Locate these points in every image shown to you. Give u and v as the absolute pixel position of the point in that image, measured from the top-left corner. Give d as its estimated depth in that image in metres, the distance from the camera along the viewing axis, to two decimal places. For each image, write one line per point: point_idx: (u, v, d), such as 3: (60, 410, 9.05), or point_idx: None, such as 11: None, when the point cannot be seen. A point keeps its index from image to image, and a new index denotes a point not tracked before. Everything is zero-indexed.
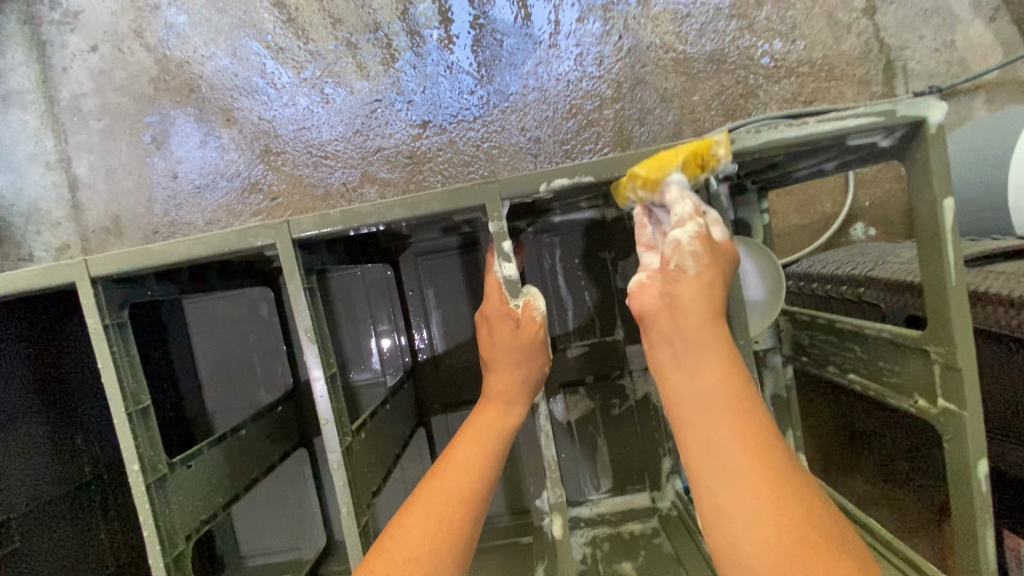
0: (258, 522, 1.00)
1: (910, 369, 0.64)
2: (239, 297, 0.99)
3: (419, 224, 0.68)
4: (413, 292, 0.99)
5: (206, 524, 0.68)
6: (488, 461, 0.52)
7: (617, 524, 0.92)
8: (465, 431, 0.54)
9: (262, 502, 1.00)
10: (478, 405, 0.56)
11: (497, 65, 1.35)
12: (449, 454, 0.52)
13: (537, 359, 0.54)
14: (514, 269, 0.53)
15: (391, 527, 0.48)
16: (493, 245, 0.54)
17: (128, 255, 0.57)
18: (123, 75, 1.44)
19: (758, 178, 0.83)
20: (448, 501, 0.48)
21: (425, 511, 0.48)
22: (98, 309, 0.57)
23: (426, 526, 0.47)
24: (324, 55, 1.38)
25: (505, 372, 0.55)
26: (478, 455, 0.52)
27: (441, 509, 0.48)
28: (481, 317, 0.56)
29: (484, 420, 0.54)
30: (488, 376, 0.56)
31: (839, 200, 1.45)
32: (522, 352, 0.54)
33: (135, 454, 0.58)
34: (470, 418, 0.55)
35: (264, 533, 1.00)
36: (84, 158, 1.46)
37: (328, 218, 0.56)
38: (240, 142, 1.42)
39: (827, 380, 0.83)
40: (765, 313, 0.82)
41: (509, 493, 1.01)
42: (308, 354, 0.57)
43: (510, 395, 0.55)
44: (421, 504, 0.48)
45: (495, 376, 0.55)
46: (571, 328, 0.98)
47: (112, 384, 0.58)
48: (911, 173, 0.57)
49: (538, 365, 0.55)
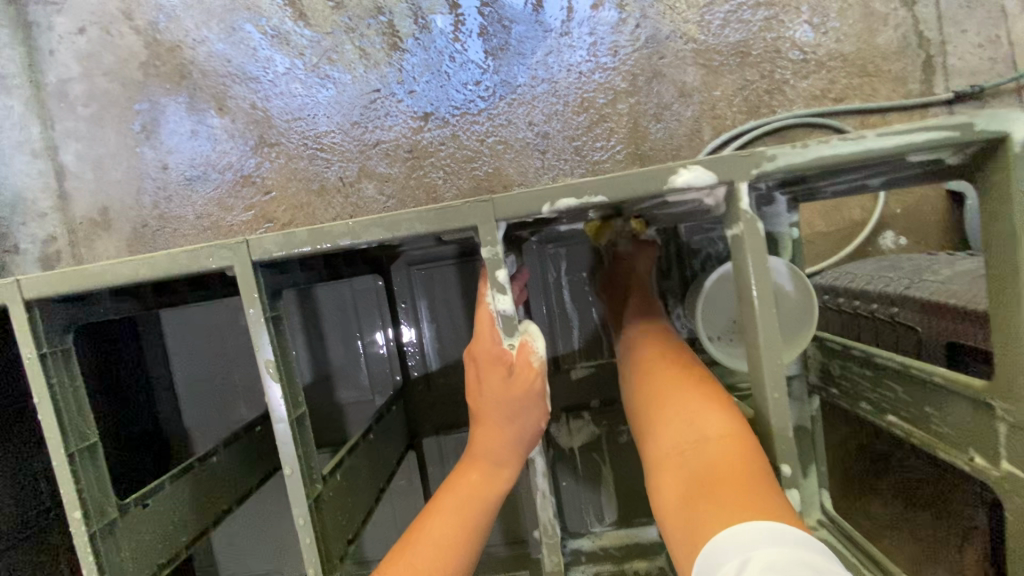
0: (239, 544, 0.94)
1: (967, 422, 0.55)
2: (219, 306, 0.91)
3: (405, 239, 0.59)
4: (405, 305, 0.91)
5: (166, 568, 0.61)
6: (468, 533, 0.44)
7: (621, 561, 0.82)
8: (443, 494, 0.46)
9: (243, 523, 0.94)
10: (461, 463, 0.48)
11: (504, 54, 1.26)
12: (422, 521, 0.45)
13: (532, 412, 0.46)
14: (509, 305, 0.45)
15: None
16: (486, 275, 0.46)
17: (67, 275, 0.50)
18: (111, 59, 1.36)
19: (791, 189, 0.74)
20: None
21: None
22: (33, 336, 0.50)
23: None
24: (321, 40, 1.30)
25: (494, 426, 0.47)
26: (458, 523, 0.44)
27: None
28: (469, 358, 0.48)
29: (469, 483, 0.46)
30: (474, 430, 0.48)
31: (869, 206, 1.35)
32: (515, 405, 0.46)
33: (77, 501, 0.51)
34: (449, 478, 0.48)
35: (244, 556, 0.94)
36: (71, 146, 1.39)
37: (295, 238, 0.48)
38: (232, 133, 1.35)
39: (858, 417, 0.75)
40: (793, 342, 0.73)
41: (506, 521, 0.94)
42: (272, 393, 0.49)
43: (498, 455, 0.47)
44: None
45: (481, 430, 0.48)
46: (576, 348, 0.90)
47: (49, 422, 0.51)
48: (985, 197, 0.48)
49: (534, 419, 0.47)
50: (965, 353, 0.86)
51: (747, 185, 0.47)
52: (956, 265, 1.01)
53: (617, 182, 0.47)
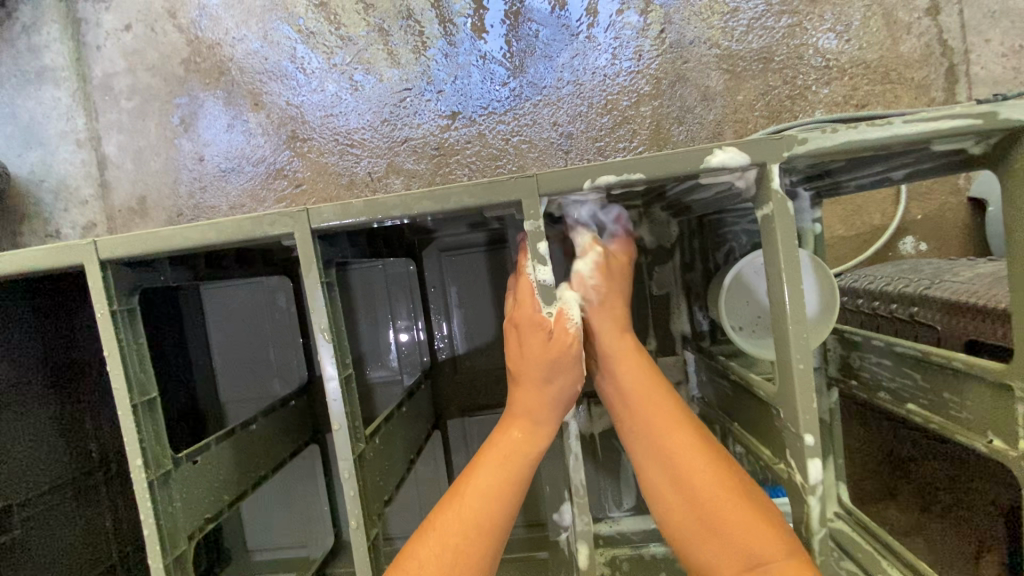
0: (269, 517, 0.97)
1: (987, 405, 0.57)
2: (257, 286, 0.96)
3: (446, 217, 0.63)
4: (435, 289, 0.94)
5: (211, 523, 0.64)
6: (511, 487, 0.47)
7: (640, 545, 0.85)
8: (485, 452, 0.49)
9: (273, 496, 0.97)
10: (502, 423, 0.51)
11: (531, 56, 1.30)
12: (467, 477, 0.48)
13: (567, 374, 0.49)
14: (549, 274, 0.48)
15: (403, 557, 0.44)
16: (528, 246, 0.49)
17: (139, 239, 0.54)
18: (155, 56, 1.43)
19: (814, 184, 0.77)
20: (462, 531, 0.45)
21: (439, 539, 0.44)
22: (106, 294, 0.54)
23: (440, 556, 0.44)
24: (355, 40, 1.35)
25: (534, 387, 0.50)
26: (502, 481, 0.47)
27: (458, 538, 0.44)
28: (510, 324, 0.51)
29: (511, 441, 0.49)
30: (513, 392, 0.51)
31: (889, 211, 1.36)
32: (553, 367, 0.49)
33: (139, 449, 0.55)
34: (492, 436, 0.51)
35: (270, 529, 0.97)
36: (114, 138, 1.46)
37: (351, 209, 0.52)
38: (267, 127, 1.40)
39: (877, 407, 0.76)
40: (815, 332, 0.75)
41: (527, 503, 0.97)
42: (323, 353, 0.53)
43: (537, 414, 0.50)
44: (436, 532, 0.45)
45: (522, 392, 0.50)
46: None
47: (117, 374, 0.54)
48: (1007, 184, 0.51)
49: (570, 381, 0.50)
50: (988, 351, 0.87)
51: (776, 168, 0.50)
52: (976, 268, 1.02)
53: (651, 164, 0.50)
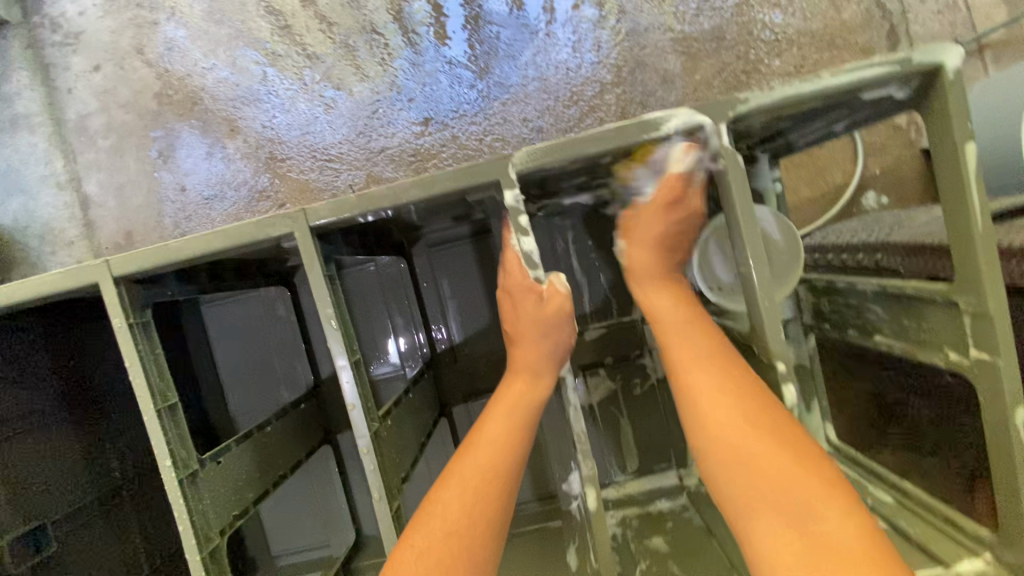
0: (289, 523, 1.01)
1: (939, 323, 0.63)
2: (255, 298, 0.99)
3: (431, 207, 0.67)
4: (428, 284, 0.99)
5: (239, 519, 0.68)
6: (520, 430, 0.53)
7: (646, 504, 0.92)
8: (494, 406, 0.54)
9: (291, 501, 1.01)
10: (506, 379, 0.56)
11: (495, 57, 1.35)
12: (480, 428, 0.53)
13: (563, 330, 0.54)
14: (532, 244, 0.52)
15: (429, 501, 0.49)
16: (510, 222, 0.54)
17: (147, 253, 0.58)
18: (127, 93, 1.45)
19: (769, 145, 0.83)
20: (479, 472, 0.50)
21: (461, 484, 0.49)
22: (121, 309, 0.58)
23: (463, 497, 0.49)
24: (323, 58, 1.39)
25: (533, 343, 0.55)
26: (511, 430, 0.52)
27: (476, 481, 0.49)
28: (504, 291, 0.57)
29: (515, 392, 0.54)
30: (513, 351, 0.56)
31: (849, 169, 1.43)
32: (549, 324, 0.54)
33: (166, 451, 0.59)
34: (498, 392, 0.56)
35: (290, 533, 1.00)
36: (94, 177, 1.48)
37: (343, 204, 0.56)
38: (245, 151, 1.43)
39: (849, 344, 0.82)
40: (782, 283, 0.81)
41: (535, 478, 1.01)
42: (332, 341, 0.57)
43: (536, 366, 0.55)
44: (456, 479, 0.50)
45: (522, 347, 0.55)
46: (587, 311, 0.98)
47: (139, 382, 0.58)
48: (930, 120, 0.56)
49: (565, 336, 0.55)
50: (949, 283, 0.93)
51: (724, 127, 0.55)
52: (932, 211, 1.09)
53: (609, 137, 0.55)
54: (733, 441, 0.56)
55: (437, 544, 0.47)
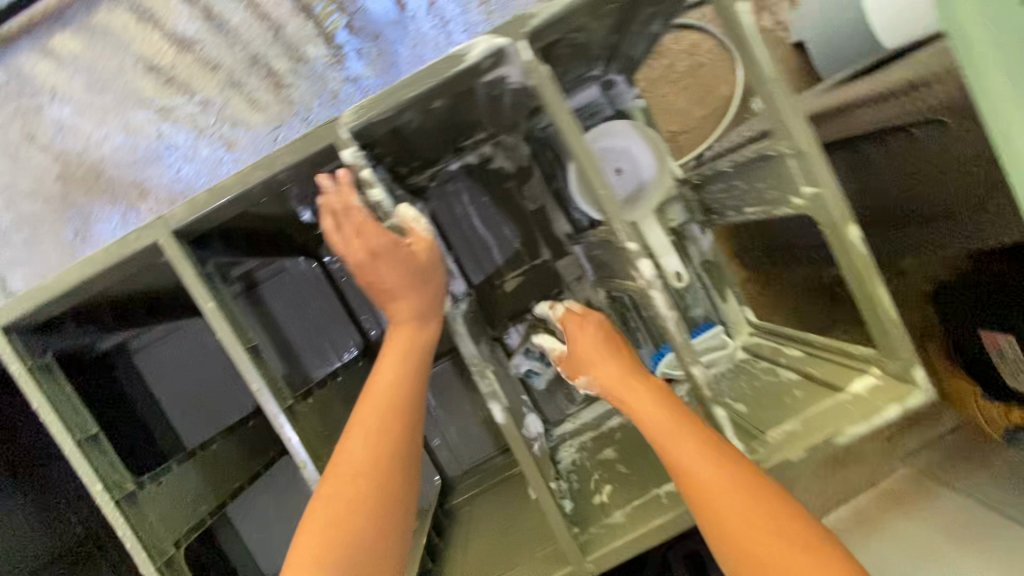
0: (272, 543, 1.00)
1: (777, 175, 0.67)
2: (181, 335, 1.01)
3: (301, 192, 0.70)
4: (346, 278, 1.02)
5: (195, 531, 0.71)
6: (409, 372, 0.62)
7: (599, 427, 0.96)
8: (387, 355, 0.64)
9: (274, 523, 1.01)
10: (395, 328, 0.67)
11: (384, 60, 1.35)
12: (377, 376, 0.62)
13: (429, 277, 0.65)
14: (379, 196, 0.58)
15: (337, 451, 0.57)
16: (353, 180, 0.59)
17: (27, 297, 0.60)
18: (28, 183, 1.45)
19: (613, 61, 0.87)
20: (377, 412, 0.58)
21: (361, 430, 0.57)
22: (17, 355, 0.60)
23: (364, 441, 0.56)
24: (213, 101, 1.38)
25: (406, 295, 0.64)
26: (402, 371, 0.62)
27: (376, 420, 0.58)
28: (364, 254, 0.64)
29: (403, 339, 0.64)
30: (393, 305, 0.66)
31: (734, 79, 1.49)
32: (414, 272, 0.64)
33: (96, 476, 0.61)
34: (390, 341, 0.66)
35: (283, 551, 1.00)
36: (18, 273, 1.47)
37: (196, 202, 0.59)
38: (161, 210, 1.44)
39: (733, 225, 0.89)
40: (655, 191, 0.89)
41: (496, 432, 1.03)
42: (222, 333, 0.60)
43: (415, 316, 0.65)
44: (359, 427, 0.57)
45: (400, 302, 0.65)
46: (500, 264, 1.01)
47: (52, 419, 0.60)
48: None
49: (433, 283, 0.66)
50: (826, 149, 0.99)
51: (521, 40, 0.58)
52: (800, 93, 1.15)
53: (420, 83, 0.59)
54: (736, 525, 0.55)
55: (347, 485, 0.54)
